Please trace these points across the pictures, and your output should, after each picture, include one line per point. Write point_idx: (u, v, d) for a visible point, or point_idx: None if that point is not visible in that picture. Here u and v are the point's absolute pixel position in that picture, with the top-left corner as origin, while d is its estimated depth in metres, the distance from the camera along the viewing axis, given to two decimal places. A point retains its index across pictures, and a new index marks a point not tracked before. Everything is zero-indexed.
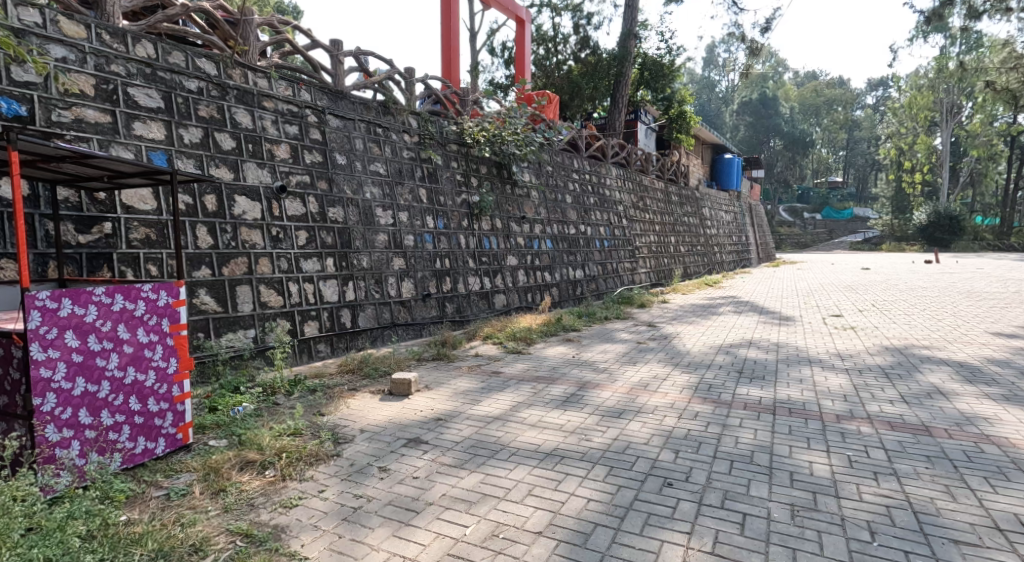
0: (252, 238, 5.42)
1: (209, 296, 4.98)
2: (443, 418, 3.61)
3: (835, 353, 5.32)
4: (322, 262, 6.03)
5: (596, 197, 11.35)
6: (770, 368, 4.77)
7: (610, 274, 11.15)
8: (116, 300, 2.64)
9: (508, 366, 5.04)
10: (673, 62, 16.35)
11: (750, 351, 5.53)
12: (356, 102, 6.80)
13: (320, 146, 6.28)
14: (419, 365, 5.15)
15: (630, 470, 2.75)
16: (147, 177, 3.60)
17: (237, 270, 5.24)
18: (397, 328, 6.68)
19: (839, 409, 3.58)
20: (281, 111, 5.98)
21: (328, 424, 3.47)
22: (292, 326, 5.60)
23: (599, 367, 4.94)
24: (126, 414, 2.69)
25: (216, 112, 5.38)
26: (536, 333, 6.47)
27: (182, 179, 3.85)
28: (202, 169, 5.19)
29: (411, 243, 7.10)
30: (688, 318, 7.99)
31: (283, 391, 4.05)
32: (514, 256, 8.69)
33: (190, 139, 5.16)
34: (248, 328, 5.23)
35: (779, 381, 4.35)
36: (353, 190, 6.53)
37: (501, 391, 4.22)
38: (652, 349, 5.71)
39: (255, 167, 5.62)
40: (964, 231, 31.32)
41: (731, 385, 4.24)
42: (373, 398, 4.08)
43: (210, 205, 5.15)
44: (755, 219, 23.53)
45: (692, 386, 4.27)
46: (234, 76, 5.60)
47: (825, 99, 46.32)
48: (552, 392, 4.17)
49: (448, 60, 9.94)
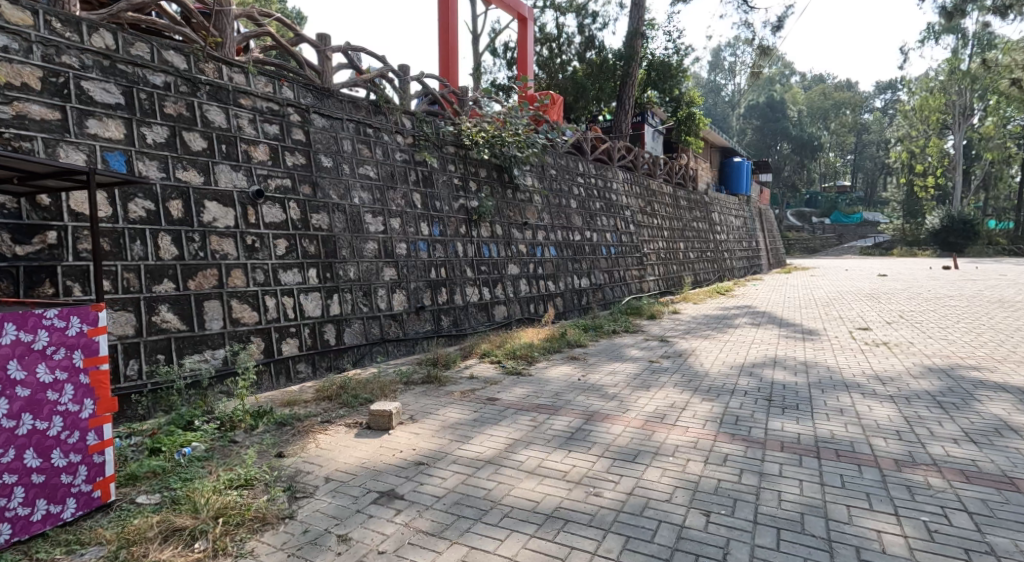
0: (223, 247, 4.90)
1: (172, 313, 4.46)
2: (425, 461, 3.06)
3: (873, 375, 4.75)
4: (304, 274, 5.50)
5: (602, 201, 10.81)
6: (803, 395, 4.20)
7: (617, 282, 10.59)
8: (6, 331, 2.13)
9: (506, 392, 4.49)
10: (681, 63, 15.90)
11: (776, 372, 4.98)
12: (343, 100, 6.29)
13: (303, 147, 5.77)
14: (407, 390, 4.61)
15: (651, 543, 2.22)
16: (64, 179, 3.11)
17: (205, 283, 4.72)
18: (387, 345, 6.14)
19: (896, 452, 3.03)
20: (260, 109, 5.46)
21: (287, 471, 2.92)
22: (267, 346, 5.07)
23: (608, 393, 4.39)
24: (19, 474, 2.16)
25: (185, 109, 4.87)
26: (539, 350, 5.92)
27: (109, 179, 3.35)
28: (167, 172, 4.67)
29: (403, 252, 6.57)
30: (703, 331, 7.43)
31: (243, 426, 3.51)
32: (515, 265, 8.14)
33: (155, 138, 4.65)
34: (217, 348, 4.69)
35: (815, 413, 3.77)
36: (340, 195, 6.01)
37: (495, 425, 3.67)
38: (666, 369, 5.15)
39: (229, 169, 5.10)
40: (977, 236, 30.64)
41: (760, 418, 3.68)
42: (347, 434, 3.53)
43: (176, 212, 4.64)
44: (765, 224, 22.92)
45: (715, 418, 3.70)
46: (207, 71, 5.09)
47: (833, 102, 45.30)
48: (554, 427, 3.61)
49: (445, 58, 9.43)
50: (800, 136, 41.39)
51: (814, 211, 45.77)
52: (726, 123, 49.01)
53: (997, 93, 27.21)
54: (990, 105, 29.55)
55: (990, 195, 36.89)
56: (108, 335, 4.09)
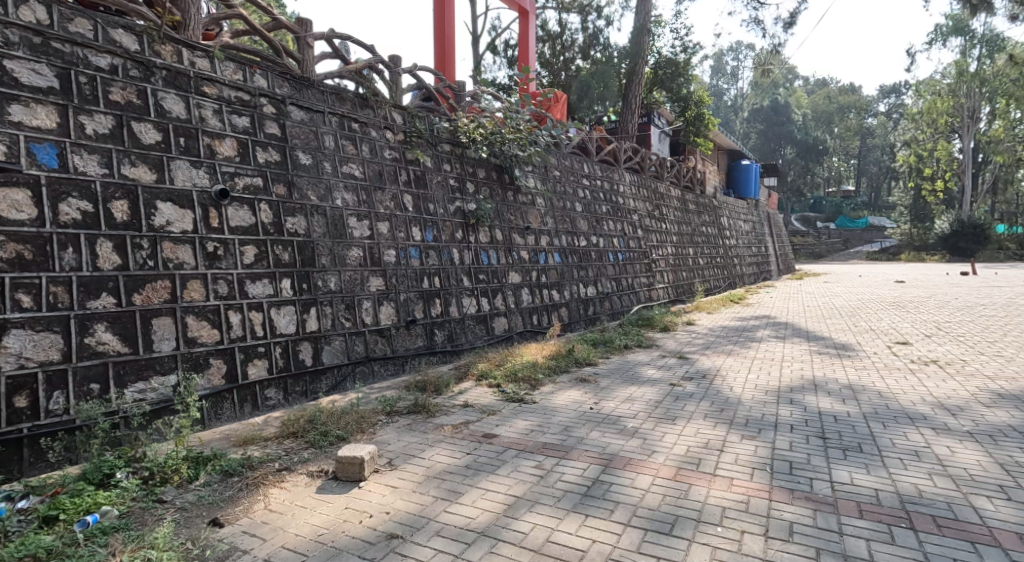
0: (179, 255, 4.22)
1: (111, 334, 3.78)
2: (401, 533, 2.40)
3: (938, 404, 4.05)
4: (276, 285, 4.81)
5: (608, 205, 10.13)
6: (863, 431, 3.50)
7: (625, 291, 9.90)
8: None
9: (507, 426, 3.80)
10: (688, 62, 15.26)
11: (820, 398, 4.29)
12: (325, 92, 5.62)
13: (279, 143, 5.10)
14: (391, 423, 3.92)
15: None
16: None
17: (155, 296, 4.04)
18: (373, 364, 5.45)
19: (1014, 521, 2.38)
20: (227, 99, 4.79)
21: (218, 551, 2.27)
22: (230, 370, 4.38)
23: (626, 428, 3.68)
24: None
25: (135, 96, 4.19)
26: (543, 372, 5.22)
27: None
28: (111, 168, 3.99)
29: (392, 259, 5.88)
30: (724, 345, 6.74)
31: (176, 480, 2.82)
32: (517, 273, 7.46)
33: (97, 129, 3.97)
34: (167, 374, 4.01)
35: (885, 456, 3.10)
36: (319, 196, 5.32)
37: (492, 474, 2.98)
38: (691, 395, 4.45)
39: (188, 166, 4.42)
40: (988, 240, 29.86)
41: (819, 465, 2.99)
42: (308, 488, 2.85)
43: (119, 214, 3.96)
44: (774, 229, 22.19)
45: (763, 465, 3.02)
46: (164, 54, 4.42)
47: (838, 106, 44.70)
48: (565, 477, 2.92)
49: (440, 50, 8.69)
50: (805, 140, 40.83)
51: (819, 215, 45.03)
52: (729, 126, 48.44)
53: (1009, 95, 26.52)
54: (1000, 108, 28.90)
55: (999, 198, 36.16)
56: (27, 361, 3.41)
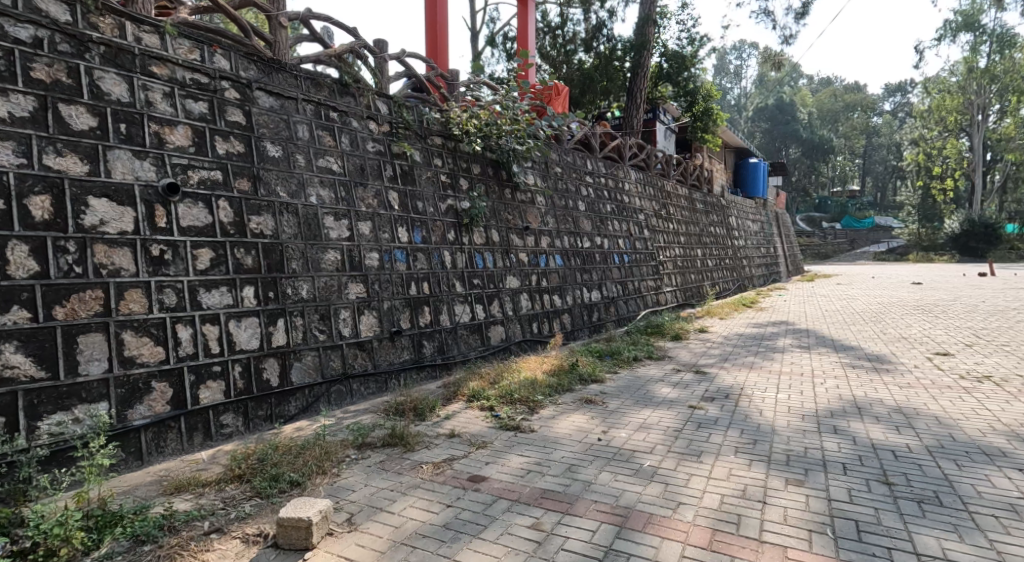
0: (116, 261, 3.55)
1: (24, 355, 3.16)
2: None
3: (1013, 435, 3.40)
4: (237, 294, 4.13)
5: (613, 204, 9.48)
6: (934, 473, 2.85)
7: (631, 294, 9.25)
8: None
9: (499, 464, 3.15)
10: (695, 54, 14.60)
11: (869, 426, 3.64)
12: (299, 76, 4.92)
13: (244, 132, 4.41)
14: (362, 460, 3.28)
15: None
16: None
17: (82, 309, 3.39)
18: (350, 382, 4.80)
19: None
20: (181, 81, 4.07)
21: None
22: (178, 395, 3.72)
23: (643, 468, 3.03)
24: None
25: (64, 74, 3.51)
26: (543, 391, 4.56)
27: None
28: (30, 157, 3.31)
29: (375, 263, 5.22)
30: (742, 357, 6.08)
31: (67, 553, 2.20)
32: (515, 277, 6.82)
33: (14, 111, 3.30)
34: (95, 402, 3.37)
35: (975, 511, 2.46)
36: (290, 192, 4.63)
37: (475, 540, 2.35)
38: (716, 422, 3.81)
39: (130, 157, 3.72)
40: (1000, 240, 28.97)
41: (895, 526, 2.36)
42: None
43: (39, 212, 3.30)
44: (782, 229, 21.52)
45: (823, 525, 2.38)
46: (103, 27, 3.72)
47: (843, 104, 44.02)
48: (569, 544, 2.30)
49: (432, 37, 8.05)
50: (811, 139, 40.17)
51: (825, 216, 44.30)
52: (733, 126, 47.74)
53: None
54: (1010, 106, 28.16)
55: (1009, 197, 35.35)
56: None
